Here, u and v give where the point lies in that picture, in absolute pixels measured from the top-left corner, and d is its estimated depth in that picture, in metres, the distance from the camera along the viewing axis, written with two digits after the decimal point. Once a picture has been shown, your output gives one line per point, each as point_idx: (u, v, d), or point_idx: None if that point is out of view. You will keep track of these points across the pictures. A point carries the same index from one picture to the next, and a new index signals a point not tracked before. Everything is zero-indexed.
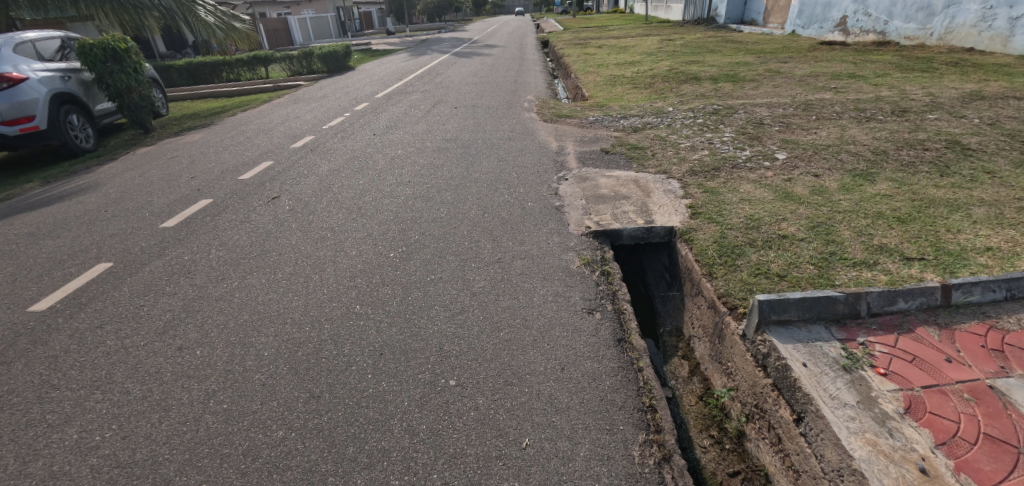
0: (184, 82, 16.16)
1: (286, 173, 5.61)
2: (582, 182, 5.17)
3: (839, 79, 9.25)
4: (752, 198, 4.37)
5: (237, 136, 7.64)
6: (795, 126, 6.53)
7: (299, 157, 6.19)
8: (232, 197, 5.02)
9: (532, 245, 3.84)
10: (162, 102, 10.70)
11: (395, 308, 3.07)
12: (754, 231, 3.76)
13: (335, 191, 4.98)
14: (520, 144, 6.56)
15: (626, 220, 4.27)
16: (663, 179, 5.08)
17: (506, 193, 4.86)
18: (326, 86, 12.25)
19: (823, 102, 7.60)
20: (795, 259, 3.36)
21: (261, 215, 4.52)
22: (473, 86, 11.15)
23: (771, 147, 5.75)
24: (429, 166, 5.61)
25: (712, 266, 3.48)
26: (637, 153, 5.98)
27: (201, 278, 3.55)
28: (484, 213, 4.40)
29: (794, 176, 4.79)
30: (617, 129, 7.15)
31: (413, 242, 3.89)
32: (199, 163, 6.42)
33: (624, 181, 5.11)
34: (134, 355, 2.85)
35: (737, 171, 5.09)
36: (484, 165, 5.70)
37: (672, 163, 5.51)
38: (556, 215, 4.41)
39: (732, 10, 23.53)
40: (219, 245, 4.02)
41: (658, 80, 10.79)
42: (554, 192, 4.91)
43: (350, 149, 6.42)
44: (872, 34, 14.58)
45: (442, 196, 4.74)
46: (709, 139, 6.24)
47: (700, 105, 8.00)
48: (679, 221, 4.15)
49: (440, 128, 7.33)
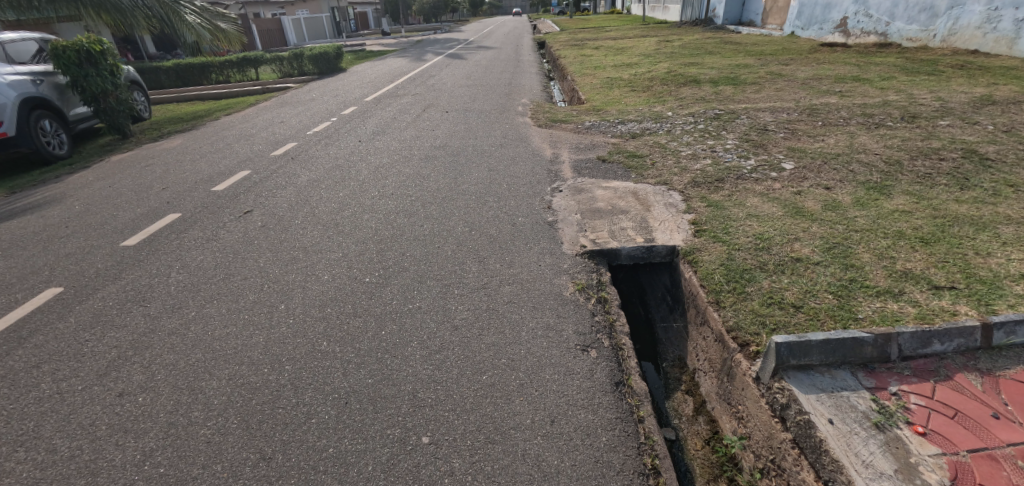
0: (173, 83, 15.79)
1: (263, 184, 5.27)
2: (577, 194, 4.85)
3: (843, 82, 8.96)
4: (759, 214, 4.05)
5: (216, 142, 7.29)
6: (800, 132, 6.22)
7: (278, 166, 5.85)
8: (202, 212, 4.67)
9: (521, 267, 3.52)
10: (144, 105, 10.33)
11: (367, 345, 2.75)
12: (764, 252, 3.45)
13: (312, 205, 4.64)
14: (512, 152, 6.23)
15: (624, 238, 3.94)
16: (664, 192, 4.76)
17: (495, 208, 4.53)
18: (315, 88, 11.91)
19: (828, 107, 7.30)
20: (812, 287, 3.05)
21: (231, 232, 4.19)
22: (466, 89, 10.82)
23: (777, 156, 5.43)
24: (415, 177, 5.28)
25: (720, 293, 3.17)
26: (636, 161, 5.66)
27: (156, 308, 3.22)
28: (470, 230, 4.07)
29: (803, 189, 4.48)
30: (614, 135, 6.83)
31: (392, 264, 3.56)
32: (173, 172, 6.08)
33: (622, 193, 4.79)
34: (68, 403, 2.50)
35: (742, 183, 4.77)
36: (473, 175, 5.37)
37: (673, 173, 5.19)
38: (549, 232, 4.08)
39: (730, 11, 23.25)
40: (180, 268, 3.68)
41: (656, 83, 10.49)
42: (547, 206, 4.59)
43: (332, 157, 6.08)
44: (874, 36, 14.30)
45: (426, 211, 4.41)
46: (711, 146, 5.92)
47: (700, 110, 7.69)
48: (682, 240, 3.84)
49: (429, 134, 7.00)
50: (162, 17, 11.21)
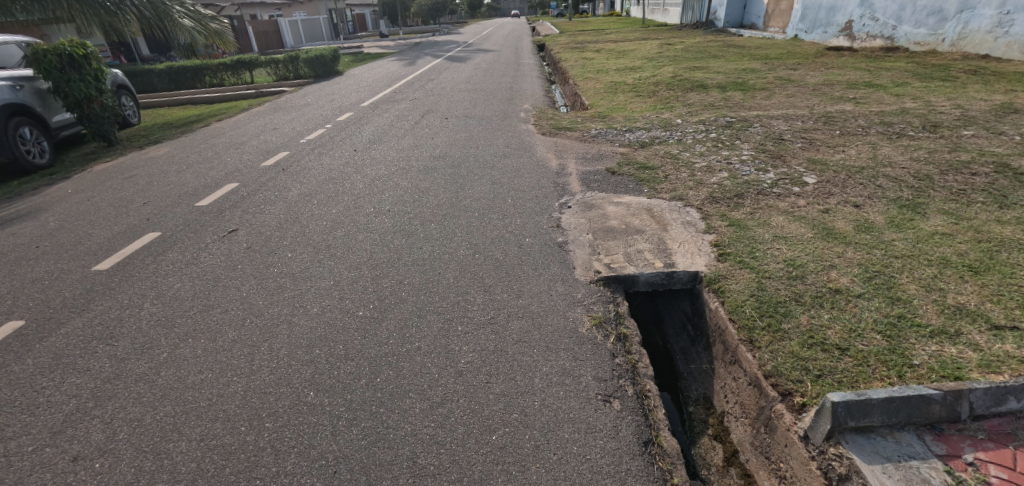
0: (166, 86, 15.44)
1: (250, 199, 4.95)
2: (587, 210, 4.53)
3: (856, 88, 8.67)
4: (787, 235, 3.74)
5: (205, 151, 6.95)
6: (818, 142, 5.93)
7: (268, 178, 5.52)
8: (183, 230, 4.35)
9: (530, 298, 3.20)
10: (132, 110, 9.99)
11: (360, 396, 2.44)
12: (798, 282, 3.14)
13: (303, 223, 4.32)
14: (516, 163, 5.91)
15: (642, 263, 3.63)
16: (680, 208, 4.45)
17: (499, 226, 4.21)
18: (310, 92, 11.58)
19: (844, 115, 7.00)
20: (857, 325, 2.74)
21: (213, 255, 3.87)
22: (466, 94, 10.50)
23: (797, 169, 5.12)
24: (413, 190, 4.96)
25: (753, 330, 2.85)
26: (647, 174, 5.35)
27: (125, 349, 2.91)
28: (473, 252, 3.75)
29: (830, 207, 4.17)
30: (622, 144, 6.52)
31: (388, 294, 3.24)
32: (157, 184, 5.75)
33: (636, 209, 4.48)
34: (15, 469, 2.19)
35: (764, 199, 4.46)
36: (475, 189, 5.05)
37: (688, 187, 4.88)
38: (559, 254, 3.76)
39: (732, 14, 23.03)
40: (156, 299, 3.36)
41: (662, 87, 10.19)
42: (556, 224, 4.27)
43: (326, 167, 5.76)
44: (880, 39, 14.05)
45: (425, 230, 4.08)
46: (726, 157, 5.61)
47: (711, 117, 7.38)
48: (705, 265, 3.53)
49: (428, 143, 6.67)
50: (147, 17, 10.68)
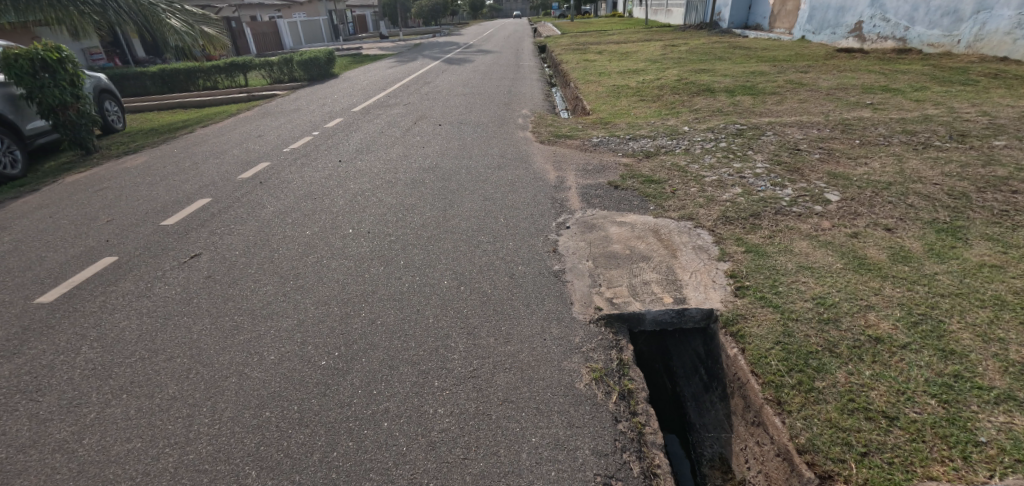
0: (159, 89, 15.06)
1: (221, 217, 4.55)
2: (587, 232, 4.10)
3: (872, 93, 8.22)
4: (813, 266, 3.32)
5: (183, 161, 6.56)
6: (838, 153, 5.49)
7: (243, 193, 5.11)
8: (142, 255, 3.95)
9: (520, 344, 2.78)
10: (115, 115, 9.59)
11: (311, 478, 2.03)
12: (831, 327, 2.73)
13: (273, 246, 3.91)
14: (511, 175, 5.48)
15: (649, 297, 3.20)
16: (690, 229, 4.02)
17: (489, 250, 3.78)
18: (303, 96, 11.19)
19: (863, 122, 6.56)
20: (905, 386, 2.35)
21: (168, 286, 3.47)
22: (462, 98, 10.09)
23: (817, 184, 4.69)
24: (397, 208, 4.54)
25: (780, 388, 2.45)
26: (653, 188, 4.92)
27: (49, 406, 2.50)
28: (458, 284, 3.33)
29: (859, 231, 3.75)
30: (626, 154, 6.10)
31: (357, 338, 2.81)
32: (126, 198, 5.36)
33: (642, 231, 4.05)
34: None
35: (783, 219, 4.02)
36: (466, 206, 4.62)
37: (698, 204, 4.45)
38: (555, 286, 3.33)
39: (736, 14, 22.59)
40: (96, 341, 2.95)
41: (667, 91, 9.75)
42: (552, 248, 3.84)
43: (307, 180, 5.35)
44: (892, 41, 13.59)
45: (406, 256, 3.67)
46: (738, 170, 5.17)
47: (720, 124, 6.94)
48: (720, 301, 3.11)
49: (418, 152, 6.25)
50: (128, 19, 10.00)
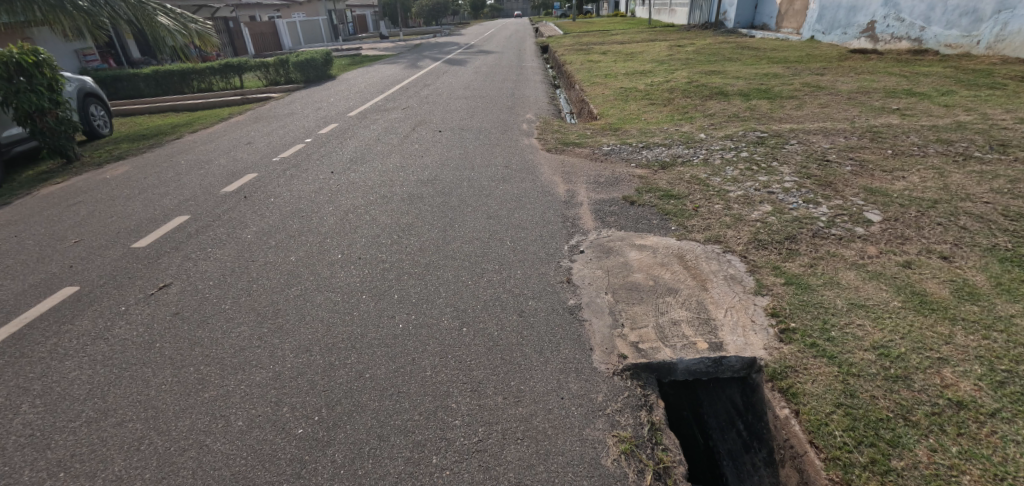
0: (152, 91, 14.62)
1: (198, 238, 4.13)
2: (604, 257, 3.66)
3: (896, 97, 7.77)
4: (866, 304, 2.91)
5: (166, 172, 6.15)
6: (871, 165, 5.06)
7: (225, 209, 4.69)
8: (107, 285, 3.54)
9: (532, 405, 2.37)
10: (100, 120, 9.16)
11: None
12: (901, 387, 2.31)
13: (252, 276, 3.50)
14: (517, 189, 5.05)
15: (680, 342, 2.78)
16: (719, 255, 3.59)
17: (495, 281, 3.35)
18: (298, 99, 10.76)
19: (892, 130, 6.13)
20: (1003, 470, 1.94)
21: (130, 327, 3.06)
22: (464, 102, 9.66)
23: (855, 201, 4.26)
24: (392, 227, 4.11)
25: (850, 468, 2.04)
26: (673, 205, 4.50)
27: None
28: (459, 324, 2.90)
29: (912, 259, 3.33)
30: (639, 164, 5.67)
31: (341, 399, 2.40)
32: (100, 215, 4.95)
33: (665, 256, 3.62)
34: None
35: (823, 244, 3.61)
36: (468, 224, 4.19)
37: (725, 224, 4.03)
38: (571, 326, 2.91)
39: (742, 14, 22.16)
40: (39, 400, 2.55)
41: (678, 94, 9.31)
42: (565, 277, 3.41)
43: (295, 195, 4.94)
44: (906, 41, 13.13)
45: (400, 288, 3.25)
46: (764, 184, 4.75)
47: (738, 131, 6.50)
48: (764, 347, 2.68)
49: (416, 162, 5.82)
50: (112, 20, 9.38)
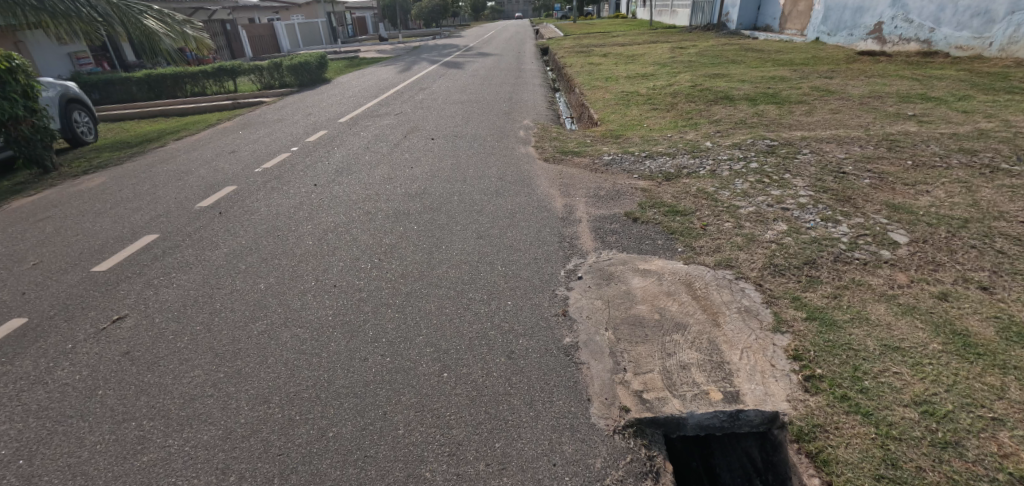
0: (144, 95, 14.31)
1: (163, 262, 3.80)
2: (604, 284, 3.32)
3: (911, 102, 7.43)
4: (901, 346, 2.58)
5: (143, 183, 5.83)
6: (891, 178, 4.72)
7: (198, 227, 4.36)
8: (57, 317, 3.21)
9: (518, 474, 2.04)
10: (83, 126, 8.84)
11: None
12: (951, 456, 2.00)
13: (217, 308, 3.17)
14: (512, 203, 4.71)
15: (690, 391, 2.44)
16: (731, 283, 3.25)
17: (483, 314, 3.01)
18: (289, 104, 10.46)
19: (910, 138, 5.78)
20: None
21: (73, 370, 2.72)
22: (459, 107, 9.33)
23: (877, 220, 3.92)
24: (374, 249, 3.78)
25: None
26: (680, 222, 4.15)
27: None
28: (440, 368, 2.57)
29: (947, 290, 3.00)
30: (642, 176, 5.32)
31: (298, 467, 2.07)
32: (66, 232, 4.63)
33: (672, 283, 3.28)
34: None
35: (846, 270, 3.28)
36: (457, 244, 3.85)
37: (737, 246, 3.68)
38: (566, 371, 2.58)
39: (745, 15, 21.82)
40: None
41: (681, 99, 8.97)
42: (561, 309, 3.07)
43: (273, 211, 4.61)
44: (915, 43, 12.77)
45: (377, 323, 2.91)
46: (778, 199, 4.40)
47: (747, 138, 6.16)
48: (787, 399, 2.35)
49: (406, 174, 5.49)
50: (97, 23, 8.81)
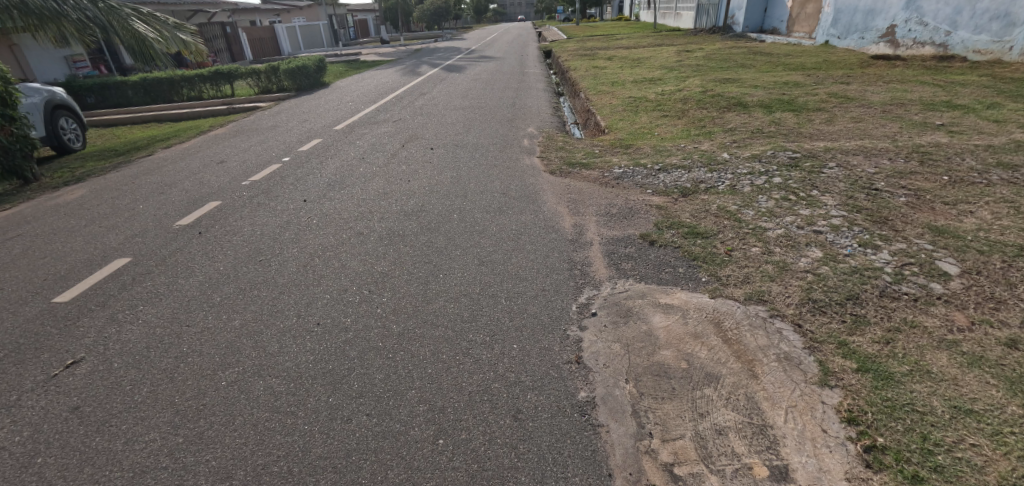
0: (139, 99, 14.01)
1: (132, 292, 3.44)
2: (622, 322, 2.94)
3: (937, 110, 7.04)
4: (977, 409, 2.20)
5: (123, 197, 5.49)
6: (929, 196, 4.34)
7: (175, 249, 4.02)
8: (7, 359, 2.87)
9: None
10: (70, 133, 8.50)
11: None
12: None
13: (185, 350, 2.82)
14: (516, 223, 4.34)
15: (729, 465, 2.07)
16: (765, 322, 2.87)
17: (485, 360, 2.64)
18: (285, 110, 10.11)
19: (943, 150, 5.39)
20: None
21: (12, 431, 2.37)
22: (460, 113, 8.96)
23: (921, 245, 3.54)
24: (364, 279, 3.41)
25: None
26: (701, 246, 3.78)
27: None
28: (434, 435, 2.22)
29: (1016, 335, 2.63)
30: (656, 191, 4.96)
31: None
32: (34, 253, 4.29)
33: (698, 323, 2.89)
34: None
35: (895, 307, 2.90)
36: (456, 272, 3.48)
37: (768, 276, 3.30)
38: (582, 436, 2.21)
39: (752, 18, 21.43)
40: None
41: (692, 105, 8.60)
42: (574, 354, 2.69)
43: (258, 230, 4.25)
44: (930, 46, 12.34)
45: (363, 374, 2.55)
46: (808, 220, 4.02)
47: (766, 149, 5.79)
48: (846, 478, 1.98)
49: (402, 188, 5.14)
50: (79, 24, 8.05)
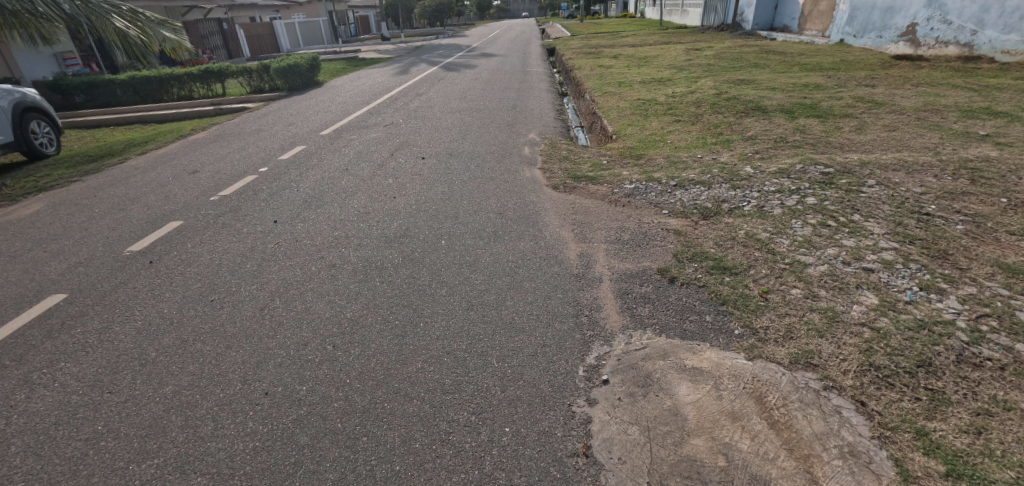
0: (128, 99, 13.46)
1: (55, 343, 2.89)
2: (640, 394, 2.38)
3: (976, 118, 6.42)
4: None
5: (81, 214, 4.95)
6: (991, 223, 3.75)
7: (120, 284, 3.47)
8: None
9: None
10: (42, 138, 7.95)
11: None
12: None
13: (99, 430, 2.27)
14: (513, 252, 3.77)
15: None
16: (821, 398, 2.30)
17: (468, 453, 2.09)
18: (273, 112, 9.56)
19: (994, 165, 4.80)
20: None
21: None
22: (457, 117, 8.39)
23: (994, 290, 2.97)
24: (328, 328, 2.85)
25: None
26: (732, 286, 3.20)
27: None
28: None
29: None
30: (674, 212, 4.38)
31: None
32: None
33: (736, 399, 2.33)
34: None
35: (982, 380, 2.33)
36: (438, 321, 2.91)
37: (817, 330, 2.72)
38: None
39: (762, 15, 20.73)
40: None
41: (706, 109, 8.00)
42: (581, 443, 2.14)
43: (216, 260, 3.69)
44: (954, 46, 11.67)
45: (313, 474, 2.00)
46: (854, 253, 3.44)
47: (794, 162, 5.20)
48: None
49: (386, 207, 4.59)
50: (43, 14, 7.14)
